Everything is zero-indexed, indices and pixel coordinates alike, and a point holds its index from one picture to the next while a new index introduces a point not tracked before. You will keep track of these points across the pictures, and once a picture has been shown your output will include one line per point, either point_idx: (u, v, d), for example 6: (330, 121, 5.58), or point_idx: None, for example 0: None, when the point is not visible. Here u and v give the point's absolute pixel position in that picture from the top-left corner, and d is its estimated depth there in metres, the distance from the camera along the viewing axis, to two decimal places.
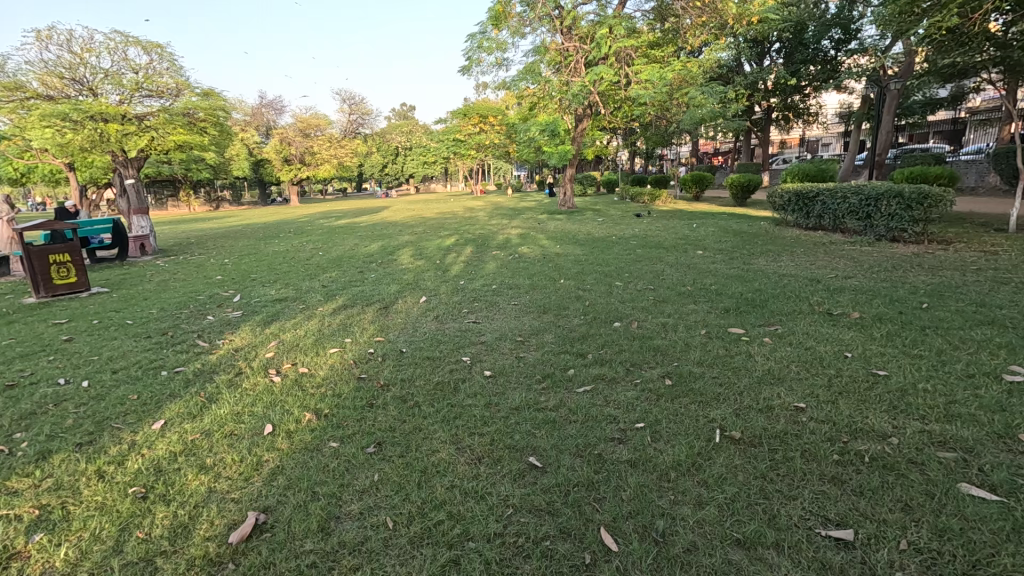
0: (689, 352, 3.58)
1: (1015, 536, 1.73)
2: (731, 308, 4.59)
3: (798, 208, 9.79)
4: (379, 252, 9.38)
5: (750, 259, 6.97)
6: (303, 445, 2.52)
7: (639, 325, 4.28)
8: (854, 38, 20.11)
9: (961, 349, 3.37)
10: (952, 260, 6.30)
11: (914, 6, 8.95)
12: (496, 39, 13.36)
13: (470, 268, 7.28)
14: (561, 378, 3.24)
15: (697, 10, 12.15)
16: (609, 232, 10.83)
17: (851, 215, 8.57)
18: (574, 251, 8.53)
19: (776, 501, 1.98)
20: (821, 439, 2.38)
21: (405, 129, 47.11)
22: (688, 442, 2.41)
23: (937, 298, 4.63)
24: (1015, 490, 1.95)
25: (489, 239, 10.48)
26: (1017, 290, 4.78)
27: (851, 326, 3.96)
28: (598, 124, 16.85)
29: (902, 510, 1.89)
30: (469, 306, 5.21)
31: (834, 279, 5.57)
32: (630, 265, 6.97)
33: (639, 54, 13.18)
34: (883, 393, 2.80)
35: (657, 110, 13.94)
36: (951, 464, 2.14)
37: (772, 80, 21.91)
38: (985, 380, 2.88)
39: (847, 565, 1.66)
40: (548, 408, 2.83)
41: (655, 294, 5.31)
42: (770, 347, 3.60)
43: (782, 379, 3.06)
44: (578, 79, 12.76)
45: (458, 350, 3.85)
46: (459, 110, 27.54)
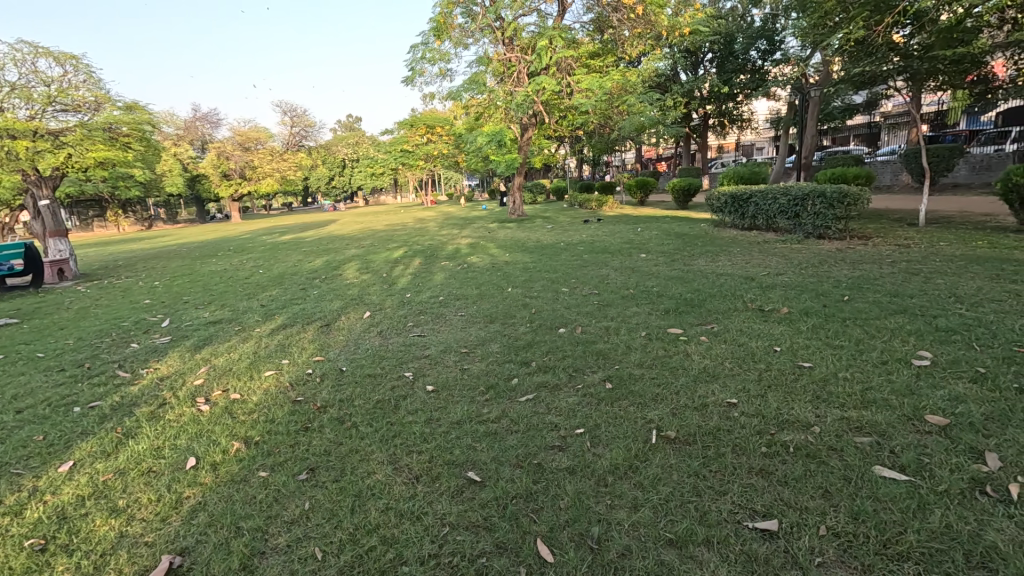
0: (630, 354, 3.65)
1: (921, 512, 1.84)
2: (671, 309, 4.73)
3: (734, 209, 10.23)
4: (322, 267, 9.11)
5: (690, 261, 7.21)
6: (229, 478, 2.37)
7: (584, 330, 4.32)
8: (779, 49, 21.35)
9: (877, 338, 3.60)
10: (871, 254, 6.76)
11: (827, 20, 9.96)
12: (438, 50, 13.36)
13: (417, 280, 7.19)
14: (504, 388, 3.21)
15: (632, 22, 12.41)
16: (557, 239, 10.95)
17: (782, 215, 9.05)
18: (523, 258, 8.59)
19: (708, 497, 2.03)
20: (751, 433, 2.47)
21: (351, 141, 46.16)
22: (625, 445, 2.44)
23: (858, 291, 4.93)
24: (921, 469, 2.08)
25: (438, 250, 10.38)
26: (926, 280, 5.17)
27: (780, 321, 4.16)
28: (544, 133, 17.08)
29: (822, 497, 1.97)
30: (414, 319, 5.11)
31: (767, 277, 5.84)
32: (576, 270, 7.06)
33: (579, 64, 13.45)
34: (808, 383, 2.95)
35: (599, 118, 14.26)
36: (867, 448, 2.26)
37: (707, 89, 22.94)
38: (896, 366, 3.08)
39: (771, 554, 1.71)
40: (490, 420, 2.80)
41: (600, 298, 5.40)
42: (706, 345, 3.72)
43: (716, 376, 3.16)
44: (521, 89, 12.88)
45: (400, 365, 3.77)
46: (406, 120, 27.33)
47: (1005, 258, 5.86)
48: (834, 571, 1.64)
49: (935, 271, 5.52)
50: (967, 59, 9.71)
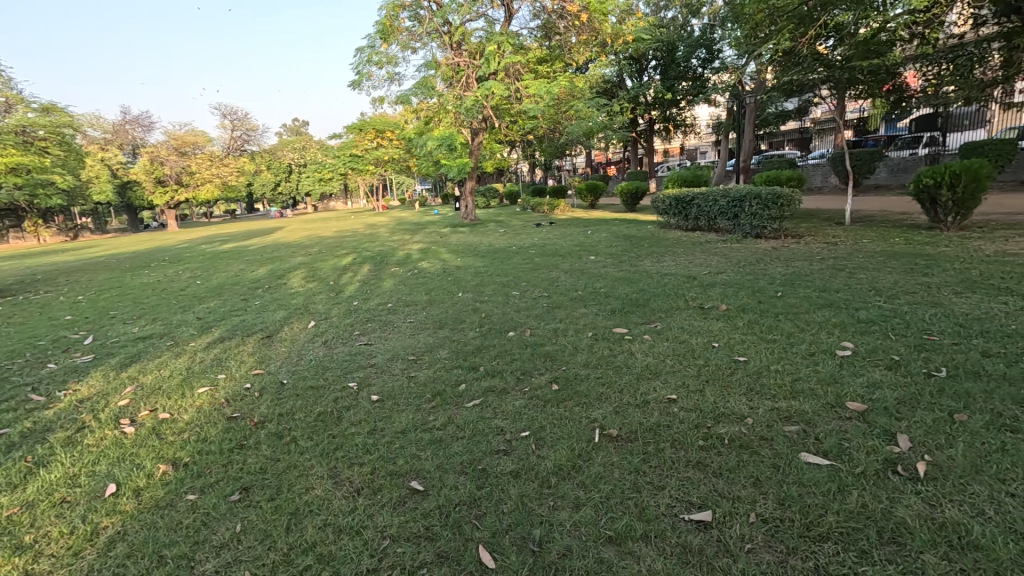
0: (576, 355, 3.70)
1: (840, 495, 1.95)
2: (617, 309, 4.84)
3: (678, 211, 10.59)
4: (266, 276, 8.76)
5: (637, 262, 7.40)
6: (153, 503, 2.22)
7: (532, 333, 4.35)
8: (717, 58, 22.33)
9: (805, 331, 3.82)
10: (803, 252, 7.15)
11: (757, 33, 10.44)
12: (385, 53, 13.17)
13: (366, 287, 7.04)
14: (451, 394, 3.18)
15: (577, 29, 12.41)
16: (509, 242, 10.99)
17: (722, 216, 9.45)
18: (474, 262, 8.57)
19: (647, 493, 2.07)
20: (689, 427, 2.55)
21: (298, 145, 44.68)
22: (569, 446, 2.46)
23: (790, 287, 5.21)
24: (842, 453, 2.22)
25: (388, 256, 10.19)
26: (850, 275, 5.52)
27: (719, 318, 4.33)
28: (495, 137, 17.11)
29: (753, 485, 2.06)
30: (361, 327, 4.99)
31: (707, 275, 6.07)
32: (527, 274, 7.11)
33: (527, 69, 13.56)
34: (743, 377, 3.08)
35: (548, 123, 14.43)
36: (794, 436, 2.38)
37: (651, 95, 23.71)
38: (822, 357, 3.27)
39: (705, 544, 1.77)
40: (435, 427, 2.76)
41: (549, 301, 5.45)
42: (649, 343, 3.83)
43: (658, 373, 3.25)
44: (470, 94, 12.84)
45: (345, 376, 3.66)
46: (354, 125, 26.78)
47: (918, 253, 6.36)
48: (762, 556, 1.71)
49: (859, 267, 5.91)
50: (882, 69, 10.50)
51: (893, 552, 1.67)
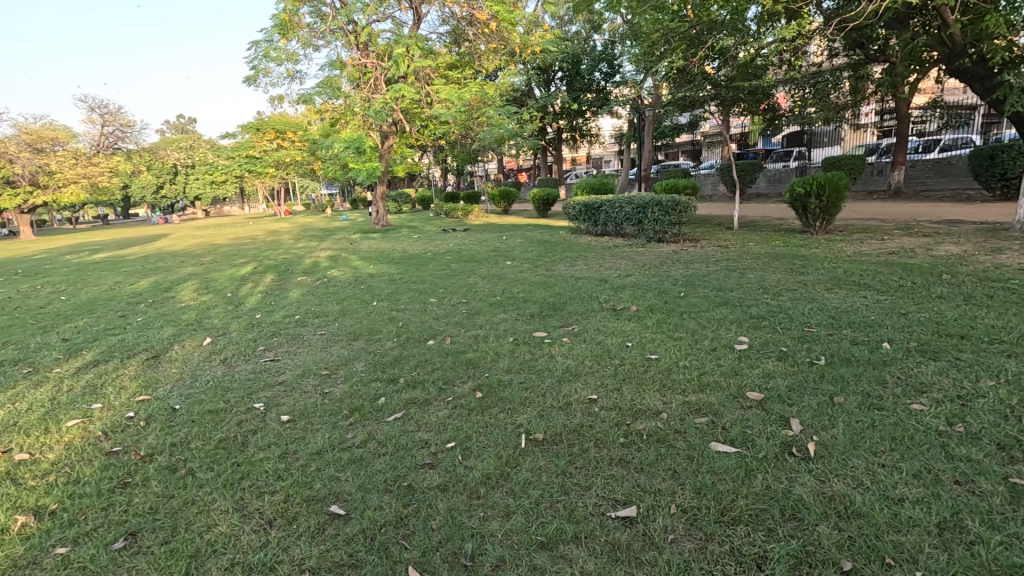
0: (498, 361, 3.70)
1: (747, 479, 2.11)
2: (535, 314, 4.92)
3: (588, 218, 11.02)
4: (149, 289, 7.83)
5: (552, 266, 7.60)
6: (11, 564, 1.88)
7: (452, 340, 4.28)
8: (618, 72, 23.63)
9: (708, 328, 4.12)
10: (700, 255, 7.75)
11: (655, 50, 11.14)
12: (284, 49, 12.38)
13: (270, 299, 6.54)
14: (370, 409, 3.03)
15: (486, 37, 12.41)
16: (423, 249, 10.77)
17: (628, 222, 9.98)
18: (388, 270, 8.30)
19: (574, 494, 2.11)
20: (610, 425, 2.64)
21: (182, 144, 40.64)
22: (496, 453, 2.44)
23: (692, 287, 5.62)
24: (746, 440, 2.41)
25: (294, 264, 9.56)
26: (741, 275, 6.06)
27: (630, 318, 4.56)
28: (406, 141, 16.72)
29: (672, 477, 2.17)
30: (266, 342, 4.60)
31: (618, 278, 6.37)
32: (444, 280, 7.03)
33: (437, 74, 13.45)
34: (656, 373, 3.26)
35: (459, 129, 14.34)
36: (705, 428, 2.55)
37: (559, 105, 24.55)
38: (723, 351, 3.56)
39: (632, 540, 1.83)
40: (355, 445, 2.61)
41: (468, 307, 5.41)
42: (568, 346, 3.93)
43: (579, 375, 3.34)
44: (378, 96, 12.42)
45: (249, 396, 3.35)
46: (250, 124, 24.84)
47: (795, 255, 7.15)
48: (684, 544, 1.80)
49: (748, 267, 6.53)
50: (759, 90, 11.75)
51: (795, 527, 1.83)
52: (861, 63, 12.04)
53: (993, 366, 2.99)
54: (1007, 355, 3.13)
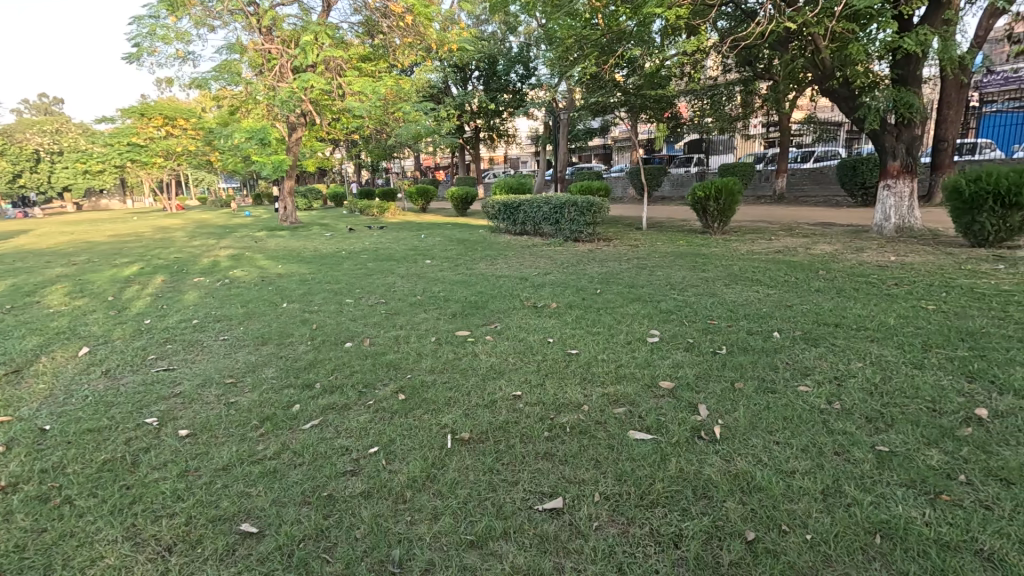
0: (421, 361, 3.62)
1: (663, 463, 2.25)
2: (457, 313, 4.88)
3: (508, 217, 11.13)
4: (6, 293, 6.75)
5: (472, 265, 7.58)
6: None
7: (371, 342, 4.14)
8: (533, 75, 24.19)
9: (624, 323, 4.33)
10: (613, 253, 8.13)
11: (568, 56, 11.58)
12: (173, 27, 11.23)
13: (161, 302, 5.90)
14: (283, 418, 2.83)
15: (401, 31, 11.98)
16: (337, 247, 10.29)
17: (545, 222, 10.20)
18: (298, 269, 7.84)
19: (502, 490, 2.12)
20: (535, 420, 2.69)
21: (46, 128, 35.59)
22: (422, 456, 2.39)
23: (607, 284, 5.87)
24: (661, 427, 2.56)
25: (188, 264, 8.71)
26: (651, 273, 6.44)
27: (551, 315, 4.67)
28: (316, 134, 15.89)
29: (594, 467, 2.26)
30: (158, 351, 4.13)
31: (537, 276, 6.50)
32: (361, 280, 6.75)
33: (349, 65, 12.91)
34: (577, 368, 3.37)
35: (374, 123, 13.84)
36: (623, 418, 2.68)
37: (476, 104, 24.61)
38: (638, 344, 3.76)
39: (560, 530, 1.88)
40: (267, 457, 2.43)
41: (387, 307, 5.25)
42: (492, 344, 3.94)
43: (502, 372, 3.36)
44: (284, 85, 11.61)
45: (138, 412, 2.99)
46: (131, 108, 21.94)
47: (697, 253, 7.71)
48: (607, 530, 1.88)
49: (657, 265, 6.95)
50: (663, 99, 12.57)
51: (705, 505, 1.98)
52: (750, 79, 13.25)
53: (860, 349, 3.43)
54: (870, 340, 3.61)
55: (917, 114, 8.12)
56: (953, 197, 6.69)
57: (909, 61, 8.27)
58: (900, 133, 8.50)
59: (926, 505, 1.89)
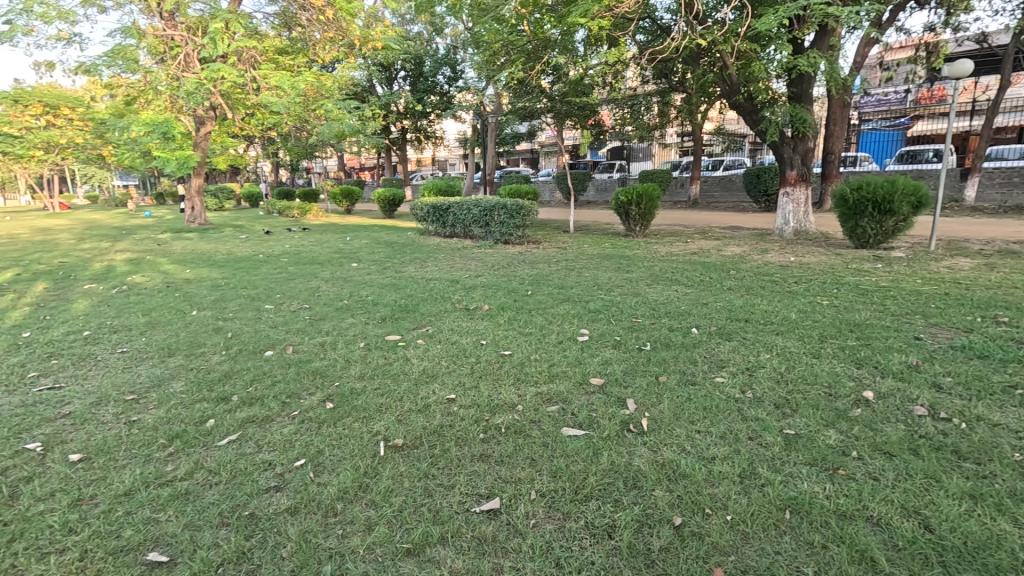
0: (349, 368, 3.48)
1: (595, 457, 2.32)
2: (387, 317, 4.74)
3: (437, 219, 10.99)
4: None
5: (401, 268, 7.40)
6: None
7: (294, 350, 3.92)
8: (460, 78, 24.20)
9: (555, 323, 4.42)
10: (542, 256, 8.29)
11: (495, 61, 11.77)
12: (54, 5, 10.02)
13: (44, 312, 5.23)
14: (195, 435, 2.60)
15: (322, 24, 11.44)
16: (253, 251, 9.66)
17: (475, 224, 10.20)
18: (210, 273, 7.27)
19: (438, 495, 2.08)
20: (470, 422, 2.67)
21: None
22: (352, 465, 2.29)
23: (537, 286, 5.98)
24: (592, 422, 2.64)
25: (77, 269, 7.81)
26: (579, 274, 6.64)
27: (483, 317, 4.67)
28: (228, 129, 14.85)
29: (530, 465, 2.28)
30: (40, 367, 3.65)
31: (468, 278, 6.49)
32: (282, 284, 6.39)
33: (265, 58, 12.08)
34: (510, 368, 3.39)
35: (293, 120, 13.16)
36: (556, 416, 2.73)
37: (402, 104, 24.19)
38: (569, 343, 3.86)
39: (497, 531, 1.88)
40: (178, 478, 2.22)
41: (311, 312, 5.01)
42: (424, 347, 3.87)
43: (435, 376, 3.31)
44: (190, 75, 10.69)
45: (16, 437, 2.62)
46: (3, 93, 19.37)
47: (621, 255, 8.05)
48: (544, 527, 1.90)
49: (584, 267, 7.18)
50: (588, 107, 13.04)
51: (636, 495, 2.06)
52: (666, 91, 14.05)
53: (767, 342, 3.74)
54: (775, 333, 3.95)
55: (810, 128, 8.98)
56: (840, 204, 7.49)
57: (803, 80, 9.15)
58: (796, 145, 9.37)
59: (826, 481, 2.10)
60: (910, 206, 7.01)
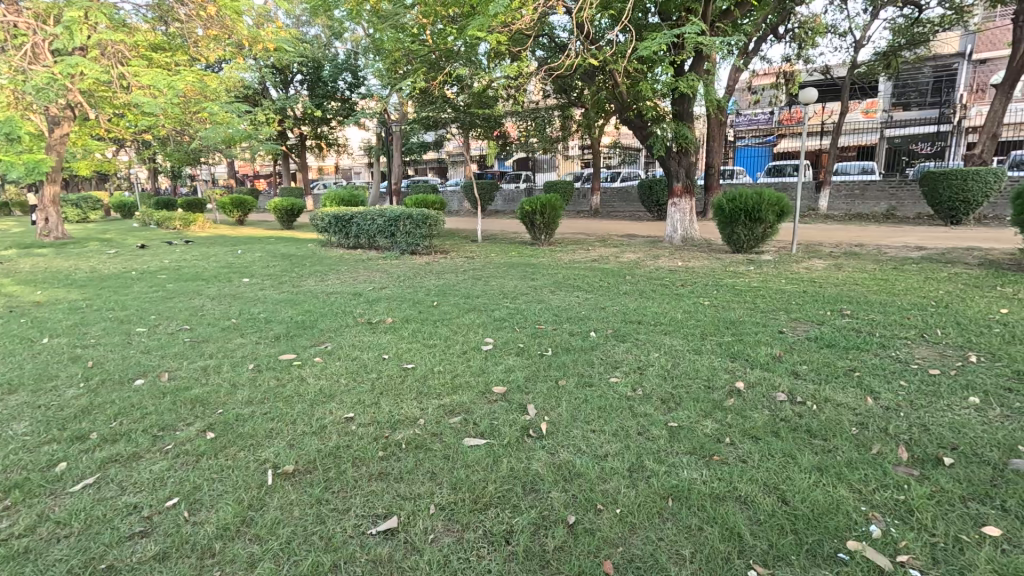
0: (235, 393, 3.21)
1: (495, 465, 2.34)
2: (281, 335, 4.46)
3: (339, 230, 10.51)
4: None
5: (299, 282, 7.00)
6: None
7: (171, 376, 3.55)
8: (363, 85, 23.52)
9: (460, 334, 4.42)
10: (449, 265, 8.26)
11: (397, 69, 11.66)
12: None
13: None
14: (40, 482, 2.26)
15: (203, 20, 10.41)
16: (124, 267, 8.63)
17: (380, 234, 9.93)
18: (68, 294, 6.38)
19: (332, 520, 1.99)
20: (368, 441, 2.58)
21: None
22: (235, 499, 2.12)
23: (444, 296, 5.95)
24: (493, 430, 2.67)
25: None
26: (485, 283, 6.70)
27: (387, 330, 4.56)
28: (91, 131, 13.15)
29: (430, 479, 2.25)
30: None
31: (372, 291, 6.29)
32: (159, 304, 5.77)
33: (135, 53, 10.68)
34: (412, 382, 3.33)
35: (171, 122, 11.97)
36: (458, 427, 2.72)
37: (300, 109, 22.98)
38: (473, 353, 3.88)
39: (393, 551, 1.83)
40: (14, 536, 1.92)
41: (194, 333, 4.58)
42: (321, 365, 3.68)
43: (333, 395, 3.16)
44: (40, 68, 9.33)
45: None
46: None
47: (527, 263, 8.26)
48: (443, 540, 1.89)
49: (491, 276, 7.26)
50: (492, 118, 13.26)
51: (533, 498, 2.11)
52: (567, 106, 14.67)
53: (657, 342, 4.02)
54: (664, 333, 4.25)
55: (691, 143, 9.85)
56: (718, 214, 8.31)
57: (685, 100, 10.02)
58: (681, 159, 10.23)
59: (703, 467, 2.29)
60: (775, 215, 7.95)
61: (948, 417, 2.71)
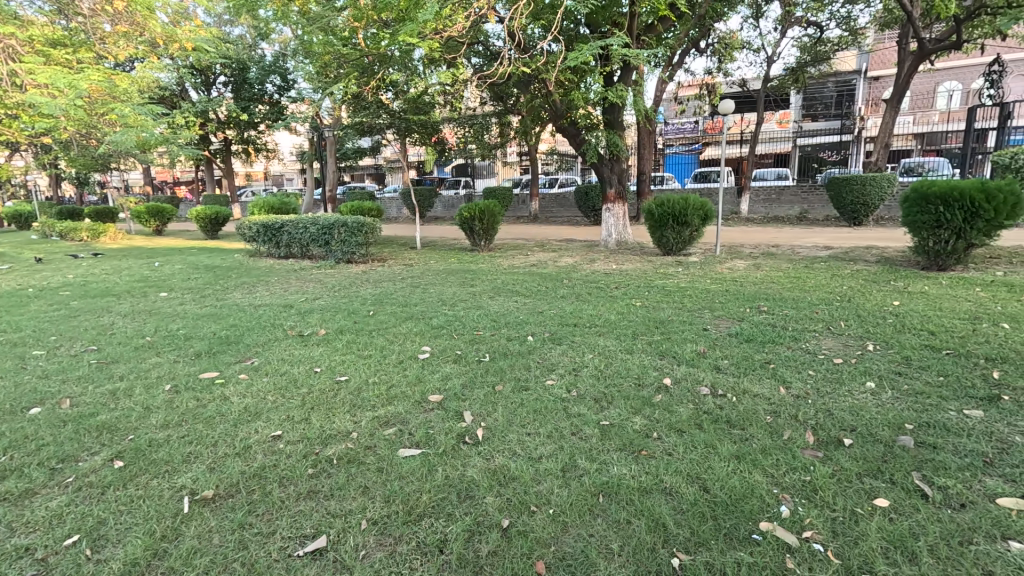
0: (149, 417, 2.98)
1: (430, 474, 2.32)
2: (202, 352, 4.19)
3: (268, 239, 10.03)
4: None
5: (223, 295, 6.62)
6: None
7: (73, 402, 3.24)
8: (293, 88, 22.63)
9: (396, 343, 4.34)
10: (387, 274, 8.10)
11: (328, 72, 11.33)
12: None
13: None
14: None
15: (109, 14, 9.47)
16: (18, 284, 7.79)
17: (313, 243, 9.58)
18: None
19: (255, 545, 1.90)
20: (296, 459, 2.48)
21: None
22: (147, 530, 1.97)
23: (380, 305, 5.83)
24: (429, 440, 2.64)
25: None
26: (424, 291, 6.63)
27: (319, 342, 4.40)
28: None
29: (362, 493, 2.20)
30: None
31: (305, 302, 6.06)
32: (60, 323, 5.26)
33: (29, 48, 9.68)
34: (345, 395, 3.23)
35: (75, 125, 10.96)
36: (393, 438, 2.67)
37: (224, 113, 21.76)
38: (409, 362, 3.83)
39: (321, 571, 1.77)
40: None
41: (101, 354, 4.21)
42: (247, 382, 3.50)
43: (259, 413, 3.01)
44: None
45: None
46: None
47: (466, 270, 8.25)
48: (374, 555, 1.85)
49: (430, 283, 7.18)
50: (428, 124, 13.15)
51: (468, 505, 2.11)
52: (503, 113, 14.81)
53: (591, 343, 4.14)
54: (598, 335, 4.37)
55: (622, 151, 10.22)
56: (648, 218, 8.68)
57: (615, 109, 10.37)
58: (613, 165, 10.60)
59: (632, 462, 2.39)
60: (699, 219, 8.41)
61: (849, 402, 2.98)
